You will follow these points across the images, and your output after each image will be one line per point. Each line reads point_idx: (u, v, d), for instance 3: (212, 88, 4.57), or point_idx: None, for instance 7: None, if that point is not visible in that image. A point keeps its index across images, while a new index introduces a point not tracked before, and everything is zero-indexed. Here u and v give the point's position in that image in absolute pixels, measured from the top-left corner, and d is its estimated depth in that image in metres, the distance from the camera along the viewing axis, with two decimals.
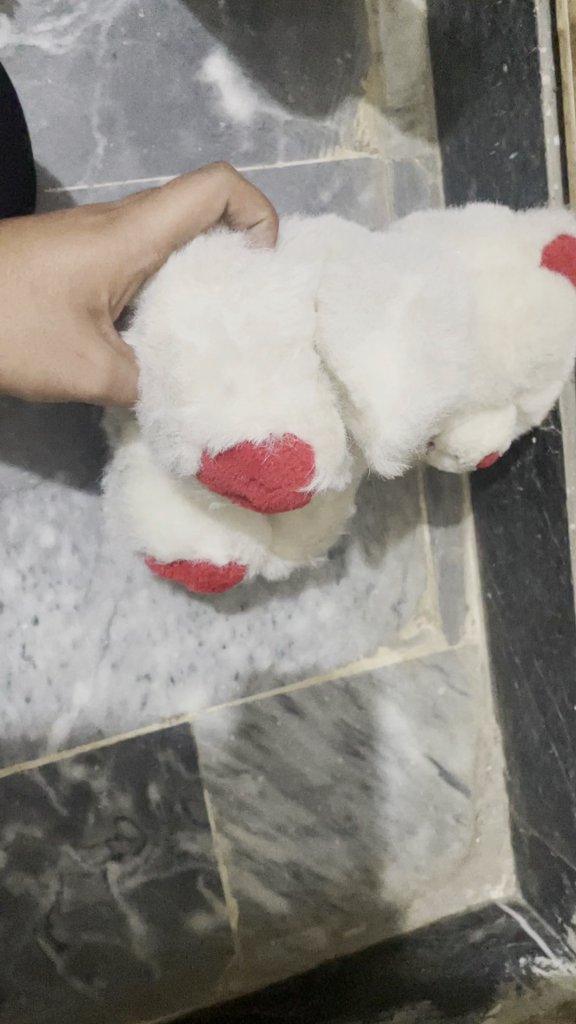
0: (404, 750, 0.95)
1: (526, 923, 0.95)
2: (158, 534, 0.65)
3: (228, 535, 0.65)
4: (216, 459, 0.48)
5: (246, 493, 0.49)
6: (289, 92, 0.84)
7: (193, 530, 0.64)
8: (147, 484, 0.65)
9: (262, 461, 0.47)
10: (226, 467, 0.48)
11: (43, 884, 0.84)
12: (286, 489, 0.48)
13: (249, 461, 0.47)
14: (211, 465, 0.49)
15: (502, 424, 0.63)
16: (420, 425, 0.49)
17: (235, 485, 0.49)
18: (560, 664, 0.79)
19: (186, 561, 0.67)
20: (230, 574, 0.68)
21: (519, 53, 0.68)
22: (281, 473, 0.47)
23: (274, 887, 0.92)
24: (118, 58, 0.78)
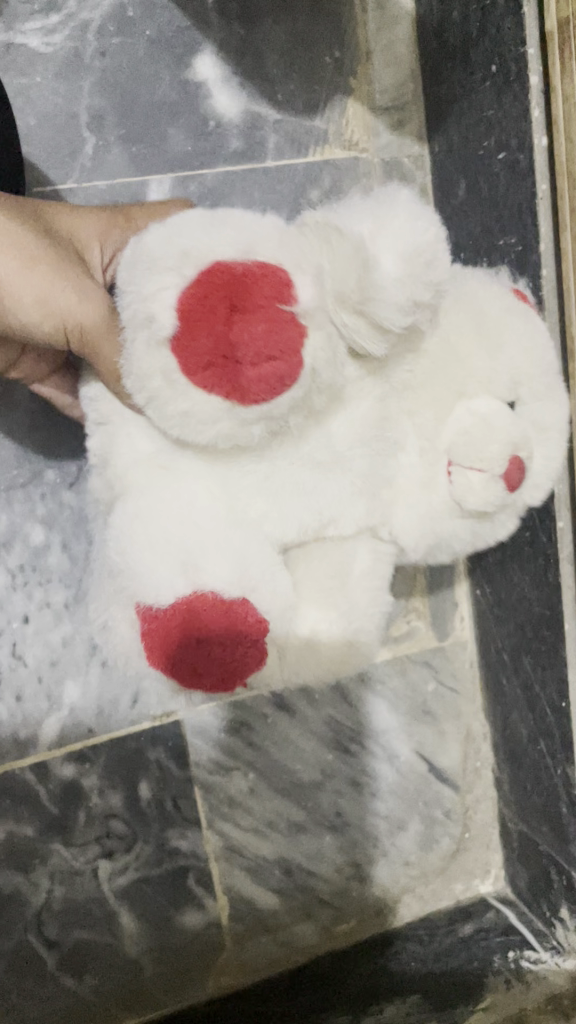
0: (394, 747, 0.95)
1: (514, 916, 0.96)
2: (153, 565, 0.50)
3: (238, 560, 0.51)
4: (190, 299, 0.43)
5: (228, 339, 0.43)
6: (278, 91, 0.84)
7: (196, 557, 0.50)
8: (136, 505, 0.51)
9: (239, 275, 0.43)
10: (203, 307, 0.43)
11: (34, 882, 0.85)
12: (268, 311, 0.43)
13: (229, 285, 0.43)
14: (186, 313, 0.43)
15: (510, 422, 0.57)
16: (409, 244, 0.48)
17: (213, 336, 0.43)
18: (548, 660, 0.80)
19: (195, 600, 0.49)
20: (246, 646, 0.50)
21: (506, 52, 0.68)
22: (264, 295, 0.43)
23: (264, 883, 0.92)
24: (107, 57, 0.78)
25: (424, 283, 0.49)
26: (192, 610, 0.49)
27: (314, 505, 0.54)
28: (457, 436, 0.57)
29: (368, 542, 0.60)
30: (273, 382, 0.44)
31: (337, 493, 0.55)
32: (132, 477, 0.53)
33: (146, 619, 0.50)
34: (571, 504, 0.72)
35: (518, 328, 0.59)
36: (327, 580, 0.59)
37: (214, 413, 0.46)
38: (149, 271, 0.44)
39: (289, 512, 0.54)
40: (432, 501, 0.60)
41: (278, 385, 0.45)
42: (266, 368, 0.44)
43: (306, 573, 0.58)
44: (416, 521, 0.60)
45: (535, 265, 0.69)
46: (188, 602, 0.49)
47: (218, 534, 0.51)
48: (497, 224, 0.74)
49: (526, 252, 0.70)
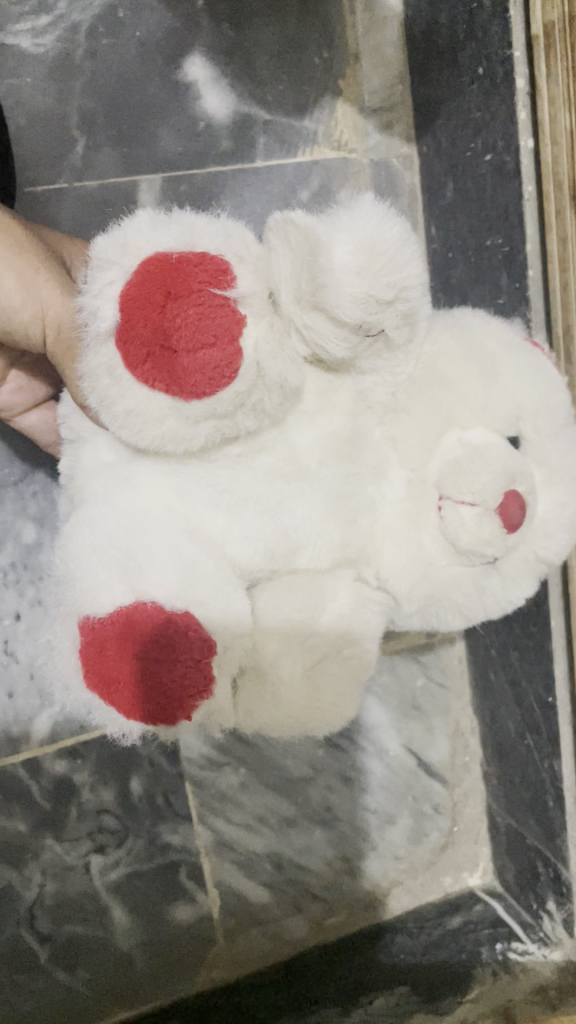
0: (384, 742, 0.96)
1: (502, 909, 0.98)
2: (96, 572, 0.46)
3: (183, 577, 0.46)
4: (128, 291, 0.40)
5: (163, 324, 0.40)
6: (268, 92, 0.84)
7: (140, 569, 0.45)
8: (85, 515, 0.48)
9: (175, 263, 0.40)
10: (140, 296, 0.40)
11: (27, 877, 0.85)
12: (203, 297, 0.40)
13: (167, 270, 0.40)
14: (124, 303, 0.40)
15: (506, 455, 0.53)
16: (367, 237, 0.43)
17: (151, 323, 0.40)
18: (535, 655, 0.81)
19: (134, 610, 0.44)
20: (185, 669, 0.43)
21: (493, 54, 0.69)
22: (198, 280, 0.40)
23: (255, 876, 0.93)
24: (97, 57, 0.79)
25: (385, 279, 0.44)
26: (128, 624, 0.43)
27: (284, 524, 0.51)
28: (446, 467, 0.53)
29: (344, 573, 0.55)
30: (211, 376, 0.41)
31: (305, 516, 0.51)
32: (86, 489, 0.50)
33: (83, 638, 0.45)
34: None
35: (517, 362, 0.55)
36: (296, 607, 0.52)
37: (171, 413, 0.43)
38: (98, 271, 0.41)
39: (252, 527, 0.50)
40: (427, 542, 0.55)
41: (217, 377, 0.41)
42: (205, 357, 0.40)
43: (272, 604, 0.52)
44: (404, 560, 0.55)
45: (522, 266, 0.70)
46: (126, 616, 0.44)
47: (169, 544, 0.47)
48: (485, 224, 0.75)
49: (514, 252, 0.71)
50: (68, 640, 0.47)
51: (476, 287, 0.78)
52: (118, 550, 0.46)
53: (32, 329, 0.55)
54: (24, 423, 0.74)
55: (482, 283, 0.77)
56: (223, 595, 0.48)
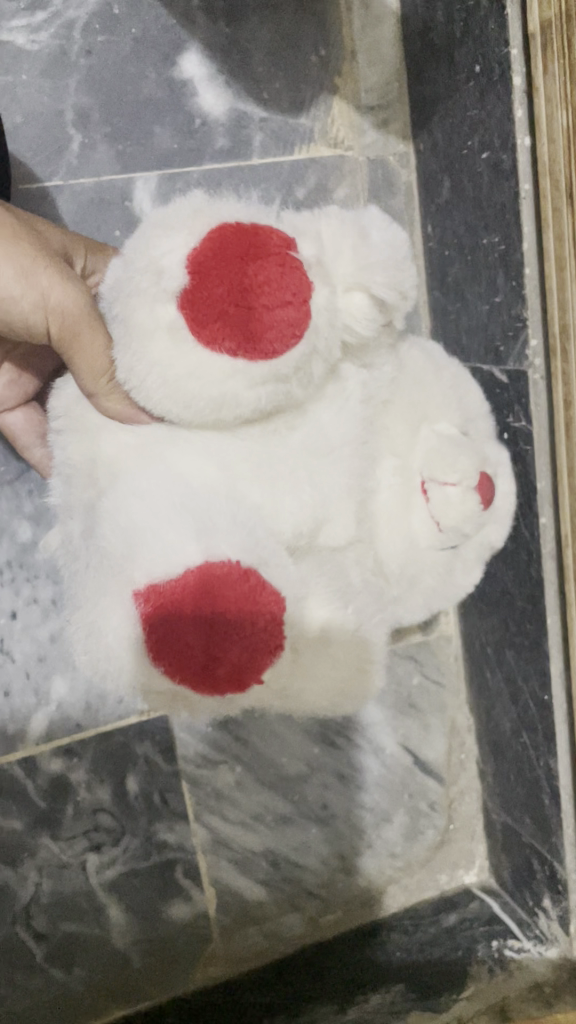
0: (380, 739, 0.97)
1: (498, 907, 0.97)
2: (159, 536, 0.47)
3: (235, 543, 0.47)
4: (203, 255, 0.44)
5: (242, 283, 0.44)
6: (264, 89, 0.84)
7: (203, 530, 0.47)
8: (129, 492, 0.50)
9: (246, 237, 0.45)
10: (215, 261, 0.44)
11: (22, 875, 0.86)
12: (276, 264, 0.45)
13: (240, 242, 0.45)
14: (197, 266, 0.44)
15: (473, 451, 0.64)
16: (389, 236, 0.53)
17: (226, 284, 0.44)
18: (531, 653, 0.81)
19: (212, 575, 0.44)
20: (266, 623, 0.44)
21: (490, 53, 0.69)
22: (271, 251, 0.45)
23: (251, 874, 0.93)
24: (93, 54, 0.79)
25: (404, 272, 0.53)
26: (206, 578, 0.44)
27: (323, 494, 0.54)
28: (431, 457, 0.63)
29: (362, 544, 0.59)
30: (284, 332, 0.45)
31: (330, 489, 0.54)
32: (116, 467, 0.52)
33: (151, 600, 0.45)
34: (553, 500, 0.73)
35: (463, 382, 0.69)
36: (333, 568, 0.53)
37: (237, 382, 0.47)
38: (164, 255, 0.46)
39: (294, 502, 0.52)
40: (417, 523, 0.64)
41: (287, 334, 0.45)
42: (276, 322, 0.45)
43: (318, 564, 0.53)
44: (399, 541, 0.63)
45: (518, 265, 0.70)
46: (199, 574, 0.44)
47: (222, 509, 0.49)
48: (481, 223, 0.75)
49: (510, 251, 0.71)
50: (122, 618, 0.47)
51: (472, 286, 0.78)
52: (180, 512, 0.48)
53: (35, 317, 0.56)
54: (5, 422, 0.74)
55: (478, 282, 0.77)
56: (280, 558, 0.49)
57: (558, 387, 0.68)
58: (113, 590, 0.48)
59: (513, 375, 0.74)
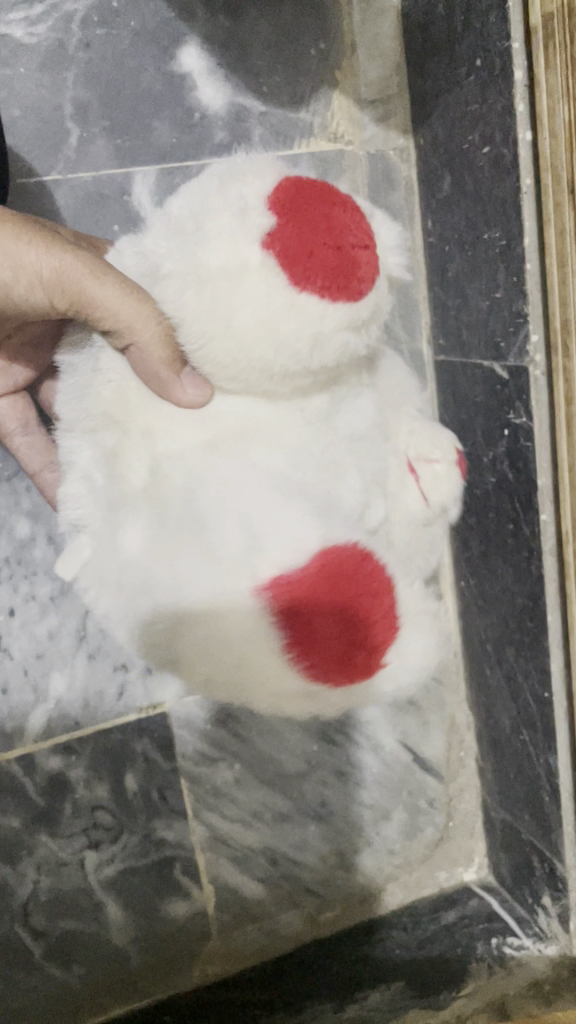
0: (379, 737, 0.96)
1: (497, 903, 0.96)
2: (284, 526, 0.47)
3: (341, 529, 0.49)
4: (282, 200, 0.47)
5: (327, 223, 0.47)
6: (263, 83, 0.83)
7: (322, 522, 0.48)
8: (222, 486, 0.49)
9: (317, 187, 0.49)
10: (303, 203, 0.47)
11: (20, 873, 0.85)
12: (349, 212, 0.48)
13: (316, 190, 0.48)
14: (281, 208, 0.47)
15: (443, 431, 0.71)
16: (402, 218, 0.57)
17: (314, 224, 0.46)
18: (531, 650, 0.80)
19: (338, 568, 0.47)
20: (382, 603, 0.49)
21: (492, 47, 0.68)
22: (342, 202, 0.49)
23: (250, 872, 0.93)
24: (91, 47, 0.78)
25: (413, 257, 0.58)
26: (338, 563, 0.47)
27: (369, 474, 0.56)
28: None
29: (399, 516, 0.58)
30: (363, 273, 0.48)
31: (372, 471, 0.56)
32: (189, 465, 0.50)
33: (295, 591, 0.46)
34: (554, 497, 0.73)
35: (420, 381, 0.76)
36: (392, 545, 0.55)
37: (326, 327, 0.47)
38: (238, 206, 0.47)
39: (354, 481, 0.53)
40: (412, 503, 0.59)
41: (365, 276, 0.48)
42: (360, 261, 0.48)
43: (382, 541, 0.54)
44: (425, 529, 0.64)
45: (519, 260, 0.70)
46: (326, 565, 0.46)
47: (317, 489, 0.51)
48: (482, 218, 0.74)
49: (511, 247, 0.71)
50: (244, 614, 0.47)
51: (472, 281, 0.78)
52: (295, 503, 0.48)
53: (35, 295, 0.57)
54: None
55: (479, 278, 0.77)
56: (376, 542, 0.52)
57: (559, 383, 0.68)
58: (225, 589, 0.47)
59: (513, 372, 0.74)
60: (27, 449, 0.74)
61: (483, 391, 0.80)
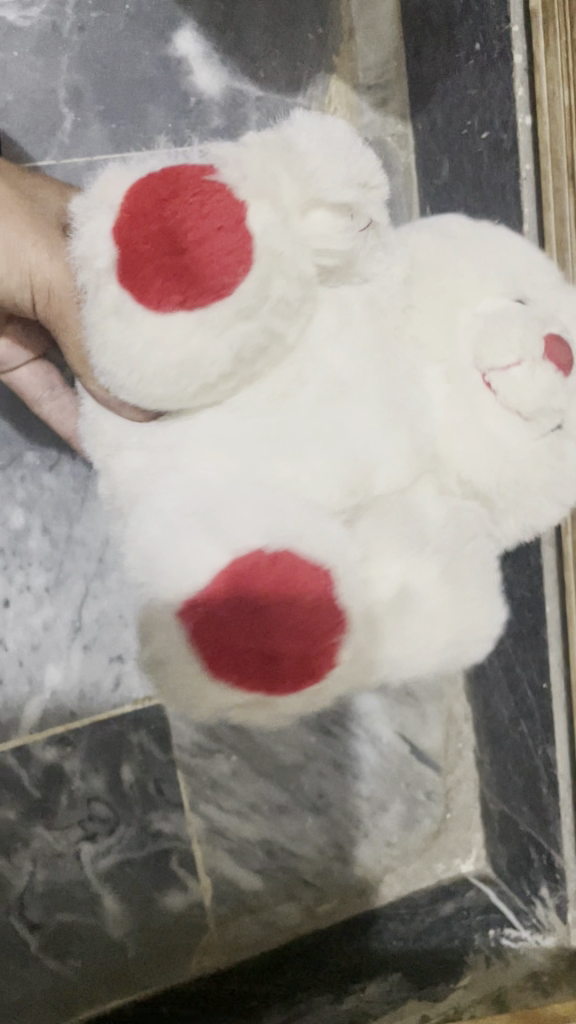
0: (376, 728, 0.96)
1: (495, 896, 0.97)
2: (196, 541, 0.40)
3: (263, 506, 0.41)
4: (121, 221, 0.40)
5: (167, 229, 0.39)
6: (260, 68, 0.82)
7: (237, 525, 0.40)
8: (153, 481, 0.46)
9: (171, 181, 0.40)
10: (142, 209, 0.40)
11: (16, 865, 0.85)
12: (194, 199, 0.39)
13: (162, 186, 0.40)
14: (118, 238, 0.40)
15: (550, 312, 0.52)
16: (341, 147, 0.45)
17: (151, 237, 0.39)
18: (529, 640, 0.80)
19: (242, 594, 0.37)
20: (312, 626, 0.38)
21: (490, 31, 0.68)
22: (188, 181, 0.40)
23: (247, 864, 0.93)
24: (86, 30, 0.77)
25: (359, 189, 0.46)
26: (237, 573, 0.38)
27: (344, 448, 0.45)
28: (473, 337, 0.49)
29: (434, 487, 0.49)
30: (226, 261, 0.40)
31: (372, 433, 0.46)
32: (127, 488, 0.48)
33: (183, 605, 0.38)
34: None
35: None
36: (401, 533, 0.44)
37: (170, 338, 0.41)
38: (89, 193, 0.43)
39: None
40: None
41: (230, 262, 0.40)
42: (212, 250, 0.39)
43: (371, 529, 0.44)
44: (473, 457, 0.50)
45: None
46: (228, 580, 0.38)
47: (239, 495, 0.42)
48: (481, 205, 0.74)
49: (510, 233, 0.70)
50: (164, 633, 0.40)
51: None
52: (211, 471, 0.44)
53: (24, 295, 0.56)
54: (12, 377, 0.73)
55: None
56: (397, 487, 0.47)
57: None
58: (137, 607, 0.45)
59: None
60: (56, 414, 0.74)
61: None
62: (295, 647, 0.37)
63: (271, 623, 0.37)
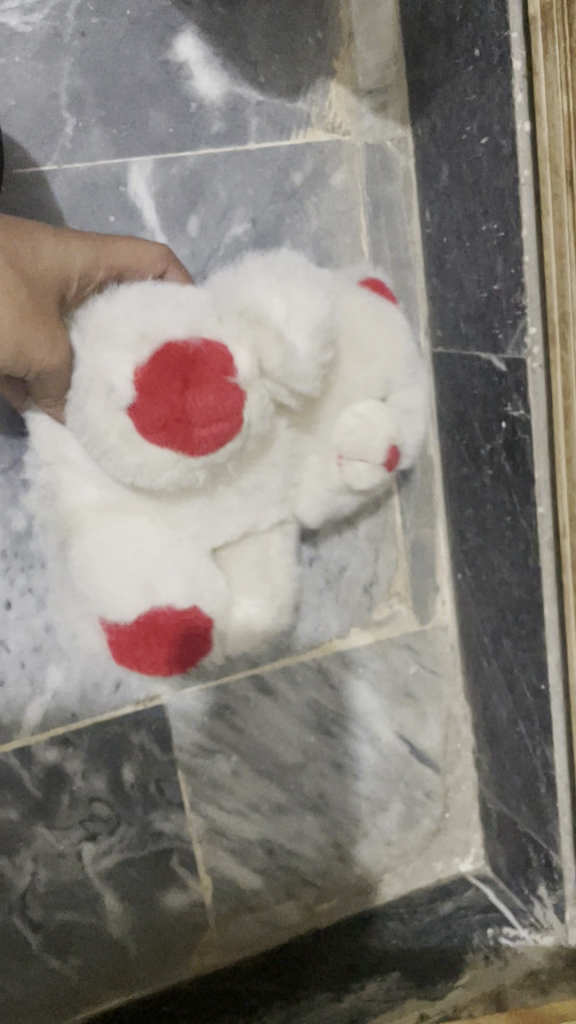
0: (376, 728, 0.96)
1: (494, 895, 0.97)
2: (125, 581, 0.62)
3: (186, 573, 0.63)
4: (145, 373, 0.53)
5: (183, 405, 0.53)
6: (260, 73, 0.81)
7: (156, 576, 0.62)
8: (102, 519, 0.64)
9: (191, 360, 0.53)
10: (160, 383, 0.53)
11: (18, 865, 0.85)
12: (211, 388, 0.53)
13: (181, 365, 0.53)
14: (141, 382, 0.53)
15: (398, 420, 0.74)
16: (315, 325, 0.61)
17: (168, 402, 0.53)
18: (527, 642, 0.80)
19: (151, 622, 0.62)
20: (197, 638, 0.63)
21: (490, 37, 0.68)
22: (212, 370, 0.53)
23: (246, 863, 0.94)
24: (87, 35, 0.75)
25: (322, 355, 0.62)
26: (150, 615, 0.61)
27: (238, 519, 0.66)
28: (350, 439, 0.71)
29: (282, 531, 0.72)
30: (216, 439, 0.55)
31: (265, 501, 0.67)
32: (78, 513, 0.65)
33: (109, 622, 0.63)
34: (551, 489, 0.73)
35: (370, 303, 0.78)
36: (254, 574, 0.70)
37: (151, 471, 0.57)
38: (115, 318, 0.55)
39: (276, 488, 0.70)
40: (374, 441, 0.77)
41: (219, 437, 0.55)
42: (207, 433, 0.55)
43: (236, 569, 0.68)
44: (316, 501, 0.73)
45: (517, 252, 0.70)
46: (148, 618, 0.61)
47: (165, 554, 0.63)
48: (480, 209, 0.74)
49: (508, 238, 0.70)
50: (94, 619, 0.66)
51: (470, 273, 0.78)
52: (142, 531, 0.63)
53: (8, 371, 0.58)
54: None
55: (477, 269, 0.76)
56: (271, 542, 0.71)
57: (556, 377, 0.69)
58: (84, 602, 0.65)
59: (511, 363, 0.73)
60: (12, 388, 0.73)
61: (480, 383, 0.79)
62: (170, 655, 0.63)
63: (168, 635, 0.62)
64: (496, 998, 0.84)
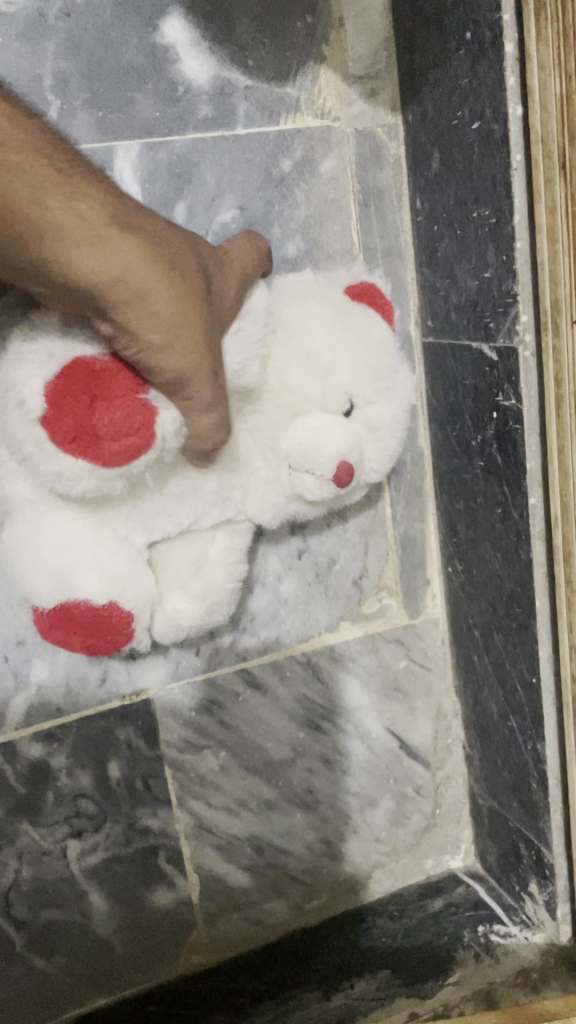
0: (366, 723, 0.95)
1: (484, 892, 0.96)
2: (49, 571, 0.68)
3: (105, 569, 0.69)
4: (52, 389, 0.56)
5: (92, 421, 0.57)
6: (249, 56, 0.80)
7: (79, 569, 0.68)
8: (32, 509, 0.69)
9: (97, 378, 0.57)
10: (69, 396, 0.56)
11: (2, 862, 0.83)
12: (119, 404, 0.57)
13: (87, 384, 0.57)
14: (50, 397, 0.56)
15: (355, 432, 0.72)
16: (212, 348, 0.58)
17: (77, 418, 0.56)
18: (519, 636, 0.79)
19: (65, 610, 0.68)
20: (116, 630, 0.70)
21: (481, 21, 0.67)
22: (119, 389, 0.57)
23: (234, 860, 0.92)
24: (72, 17, 0.73)
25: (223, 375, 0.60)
26: (66, 605, 0.68)
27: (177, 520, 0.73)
28: (292, 450, 0.71)
29: (225, 532, 0.78)
30: (129, 451, 0.58)
31: (203, 502, 0.73)
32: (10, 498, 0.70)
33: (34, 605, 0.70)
34: (543, 480, 0.72)
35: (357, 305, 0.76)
36: (185, 570, 0.77)
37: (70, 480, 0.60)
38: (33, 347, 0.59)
39: (213, 492, 0.73)
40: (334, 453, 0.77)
41: (129, 450, 0.58)
42: (118, 445, 0.57)
43: (167, 567, 0.76)
44: (266, 502, 0.76)
45: (509, 239, 0.69)
46: (63, 607, 0.68)
47: (90, 551, 0.69)
48: (471, 195, 0.73)
49: (500, 225, 0.69)
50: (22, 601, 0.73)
51: (461, 261, 0.77)
52: (72, 526, 0.69)
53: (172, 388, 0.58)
54: None
55: (468, 256, 0.75)
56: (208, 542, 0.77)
57: (548, 365, 0.67)
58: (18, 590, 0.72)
59: (503, 352, 0.73)
60: None
61: (471, 373, 0.79)
62: (87, 639, 0.70)
63: (92, 624, 0.69)
64: (486, 997, 0.82)
